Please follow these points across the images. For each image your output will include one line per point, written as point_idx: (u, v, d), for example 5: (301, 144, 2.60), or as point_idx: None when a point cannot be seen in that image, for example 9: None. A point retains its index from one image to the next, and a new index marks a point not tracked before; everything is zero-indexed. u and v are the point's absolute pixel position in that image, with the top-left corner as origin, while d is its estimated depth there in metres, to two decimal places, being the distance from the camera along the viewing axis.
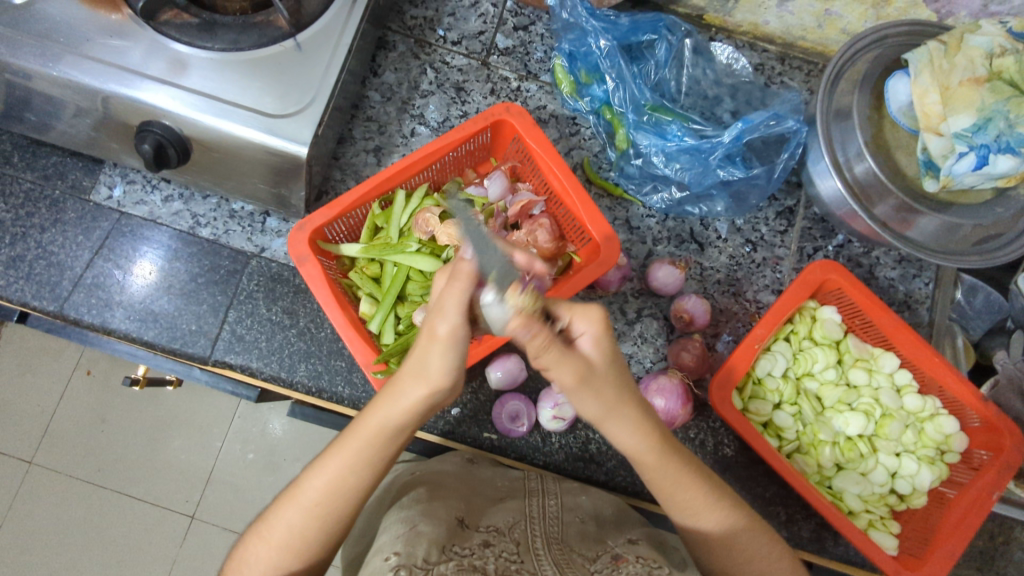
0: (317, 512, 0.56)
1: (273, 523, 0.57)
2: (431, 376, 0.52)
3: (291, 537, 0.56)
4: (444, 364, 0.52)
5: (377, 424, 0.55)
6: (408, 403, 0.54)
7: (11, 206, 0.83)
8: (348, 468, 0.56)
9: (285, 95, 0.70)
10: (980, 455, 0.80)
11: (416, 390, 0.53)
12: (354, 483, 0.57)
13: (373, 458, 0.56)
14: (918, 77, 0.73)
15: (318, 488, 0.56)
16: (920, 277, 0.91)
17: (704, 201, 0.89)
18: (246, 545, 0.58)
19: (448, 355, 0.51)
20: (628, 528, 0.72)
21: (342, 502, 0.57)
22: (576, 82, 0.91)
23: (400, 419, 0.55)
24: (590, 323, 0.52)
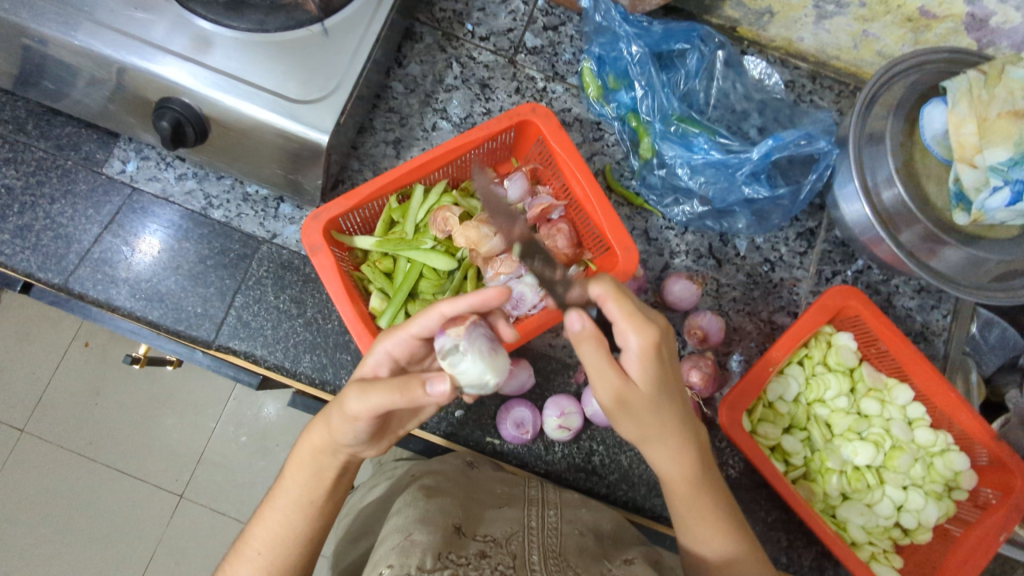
0: (258, 563, 0.57)
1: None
2: (350, 413, 0.52)
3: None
4: (354, 414, 0.51)
5: (299, 460, 0.59)
6: (316, 447, 0.58)
7: (22, 174, 0.81)
8: (279, 516, 0.58)
9: (308, 80, 0.68)
10: (988, 494, 0.79)
11: (325, 434, 0.57)
12: (287, 530, 0.58)
13: (301, 500, 0.59)
14: (955, 106, 0.72)
15: (258, 539, 0.58)
16: (938, 309, 0.89)
17: (725, 217, 0.88)
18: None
19: (344, 421, 0.53)
20: (626, 547, 0.71)
21: (280, 549, 0.58)
22: (603, 86, 0.89)
23: (314, 458, 0.58)
24: (646, 331, 0.49)
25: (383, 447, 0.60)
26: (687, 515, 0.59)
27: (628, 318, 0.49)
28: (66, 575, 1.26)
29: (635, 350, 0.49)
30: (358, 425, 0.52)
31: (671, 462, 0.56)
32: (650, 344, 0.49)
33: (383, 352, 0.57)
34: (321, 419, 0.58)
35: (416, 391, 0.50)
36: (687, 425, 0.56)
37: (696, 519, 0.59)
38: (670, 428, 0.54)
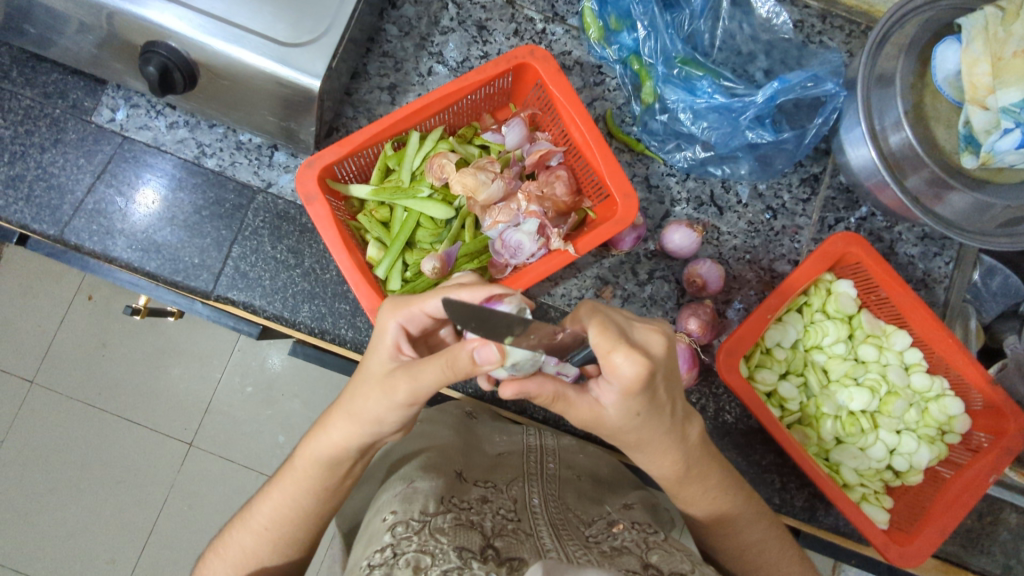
0: (270, 535, 0.60)
1: (231, 546, 0.61)
2: (402, 396, 0.50)
3: (245, 558, 0.60)
4: (409, 396, 0.50)
5: (314, 455, 0.58)
6: (344, 445, 0.56)
7: (10, 123, 0.80)
8: (290, 498, 0.60)
9: (298, 21, 0.66)
10: (980, 438, 0.80)
11: (358, 429, 0.55)
12: (299, 512, 0.60)
13: (313, 488, 0.59)
14: (970, 44, 0.71)
15: (267, 514, 0.60)
16: (941, 256, 0.88)
17: (727, 162, 0.86)
18: (205, 562, 0.63)
19: (391, 406, 0.51)
20: (623, 491, 0.73)
21: (289, 526, 0.60)
22: (604, 27, 0.86)
23: (335, 454, 0.57)
24: (637, 364, 0.46)
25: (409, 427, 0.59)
26: (681, 496, 0.63)
27: (615, 349, 0.46)
28: (83, 518, 1.30)
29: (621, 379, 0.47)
30: (406, 406, 0.51)
31: (660, 464, 0.58)
32: (638, 376, 0.46)
33: (395, 327, 0.53)
34: (344, 408, 0.56)
35: (465, 361, 0.45)
36: (676, 430, 0.55)
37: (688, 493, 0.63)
38: (654, 438, 0.54)
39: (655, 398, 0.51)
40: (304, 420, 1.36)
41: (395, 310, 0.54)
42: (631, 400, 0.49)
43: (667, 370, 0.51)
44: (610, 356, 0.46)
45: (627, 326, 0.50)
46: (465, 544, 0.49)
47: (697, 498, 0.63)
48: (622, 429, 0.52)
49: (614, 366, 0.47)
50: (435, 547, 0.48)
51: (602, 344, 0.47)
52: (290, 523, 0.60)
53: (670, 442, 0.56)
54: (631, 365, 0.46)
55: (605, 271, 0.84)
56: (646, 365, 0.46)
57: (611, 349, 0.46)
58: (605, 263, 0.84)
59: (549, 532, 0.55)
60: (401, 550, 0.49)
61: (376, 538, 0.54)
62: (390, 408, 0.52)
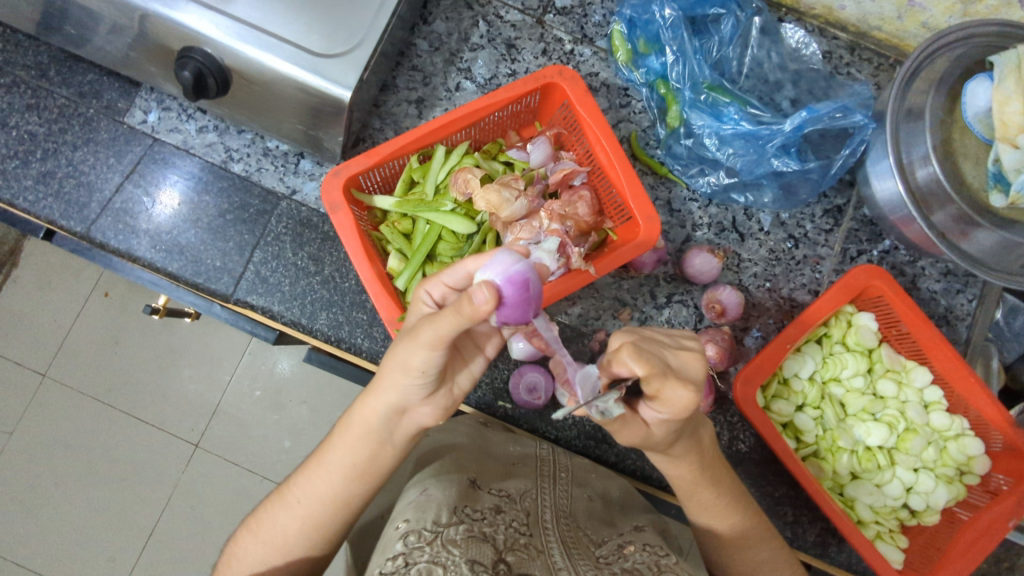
0: (301, 510, 0.58)
1: (265, 522, 0.59)
2: (426, 342, 0.49)
3: (276, 535, 0.58)
4: (432, 338, 0.48)
5: (351, 423, 0.58)
6: (376, 405, 0.56)
7: (44, 120, 0.81)
8: (324, 476, 0.58)
9: (332, 33, 0.67)
10: (999, 480, 0.77)
11: (396, 379, 0.53)
12: (335, 494, 0.58)
13: (349, 466, 0.57)
14: (1001, 83, 0.71)
15: (300, 489, 0.59)
16: (963, 293, 0.87)
17: (751, 190, 0.86)
18: (236, 540, 0.61)
19: (420, 352, 0.50)
20: (634, 514, 0.72)
21: (321, 505, 0.58)
22: (632, 51, 0.86)
23: (368, 411, 0.56)
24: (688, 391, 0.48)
25: (441, 408, 0.57)
26: (690, 502, 0.64)
27: (665, 383, 0.47)
28: (87, 514, 1.30)
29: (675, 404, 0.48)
30: (435, 353, 0.50)
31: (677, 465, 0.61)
32: (689, 402, 0.48)
33: (425, 298, 0.55)
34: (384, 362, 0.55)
35: (468, 308, 0.45)
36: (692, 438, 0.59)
37: (697, 505, 0.64)
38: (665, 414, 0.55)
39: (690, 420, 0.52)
40: (310, 426, 1.36)
41: (433, 278, 0.56)
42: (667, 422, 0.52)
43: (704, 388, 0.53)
44: (660, 391, 0.48)
45: (669, 355, 0.51)
46: (479, 558, 0.48)
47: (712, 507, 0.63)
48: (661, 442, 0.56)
49: (664, 396, 0.48)
50: (447, 558, 0.47)
51: (653, 381, 0.47)
52: (319, 506, 0.58)
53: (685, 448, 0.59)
54: (680, 395, 0.47)
55: (623, 293, 0.84)
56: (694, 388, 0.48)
57: (661, 386, 0.48)
58: (623, 284, 0.84)
59: (561, 551, 0.55)
60: (413, 561, 0.48)
61: (387, 546, 0.53)
62: (420, 357, 0.51)
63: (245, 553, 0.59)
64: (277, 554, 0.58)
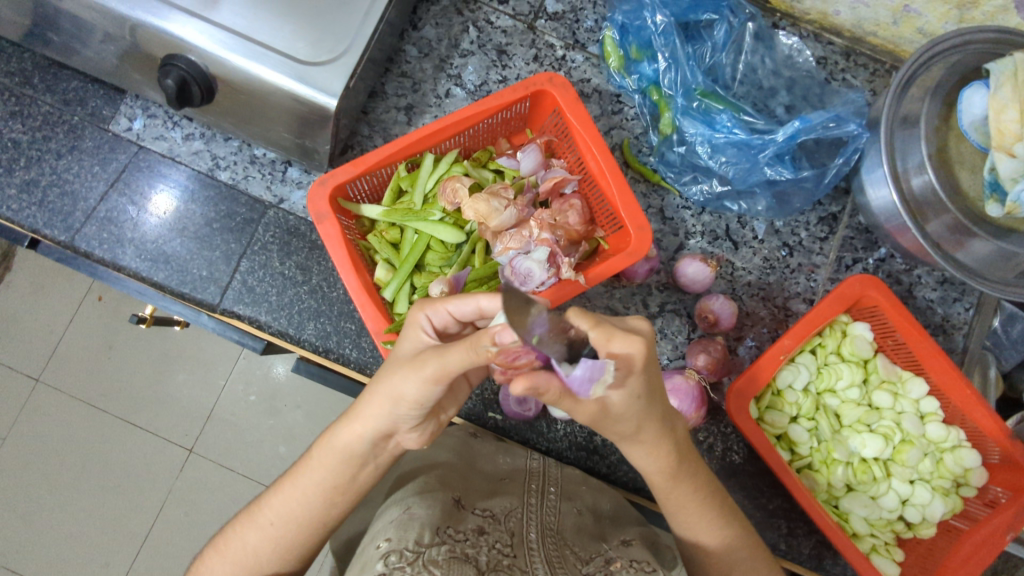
0: (272, 533, 0.57)
1: (234, 541, 0.58)
2: (429, 375, 0.48)
3: (245, 554, 0.57)
4: (437, 373, 0.48)
5: (330, 447, 0.56)
6: (361, 430, 0.54)
7: (28, 128, 0.80)
8: (300, 496, 0.57)
9: (318, 40, 0.66)
10: (996, 492, 0.77)
11: (386, 409, 0.52)
12: (313, 513, 0.57)
13: (328, 487, 0.56)
14: (998, 90, 0.70)
15: (273, 508, 0.58)
16: (961, 301, 0.86)
17: (744, 198, 0.85)
18: (205, 556, 0.59)
19: (418, 385, 0.49)
20: (624, 527, 0.71)
21: (293, 528, 0.57)
22: (625, 57, 0.86)
23: (352, 437, 0.55)
24: (631, 343, 0.46)
25: (427, 432, 0.57)
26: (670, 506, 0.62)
27: (611, 335, 0.47)
28: (79, 521, 1.29)
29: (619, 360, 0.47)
30: (436, 388, 0.49)
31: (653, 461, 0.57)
32: (634, 357, 0.47)
33: (422, 324, 0.54)
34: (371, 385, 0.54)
35: (485, 347, 0.44)
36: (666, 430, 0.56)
37: (678, 508, 0.61)
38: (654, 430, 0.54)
39: (652, 383, 0.51)
40: (305, 432, 1.35)
41: (425, 304, 0.55)
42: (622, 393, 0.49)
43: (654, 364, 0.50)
44: (607, 343, 0.47)
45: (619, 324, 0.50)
46: None
47: (698, 520, 0.62)
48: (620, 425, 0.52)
49: (610, 351, 0.47)
50: None
51: (599, 337, 0.47)
52: (290, 527, 0.57)
53: (659, 438, 0.55)
54: (626, 347, 0.47)
55: (615, 302, 0.83)
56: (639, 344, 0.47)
57: (608, 336, 0.47)
58: (615, 293, 0.83)
59: (545, 570, 0.54)
60: None
61: (368, 565, 0.51)
62: (416, 388, 0.50)
63: (213, 572, 0.57)
64: (244, 573, 0.57)
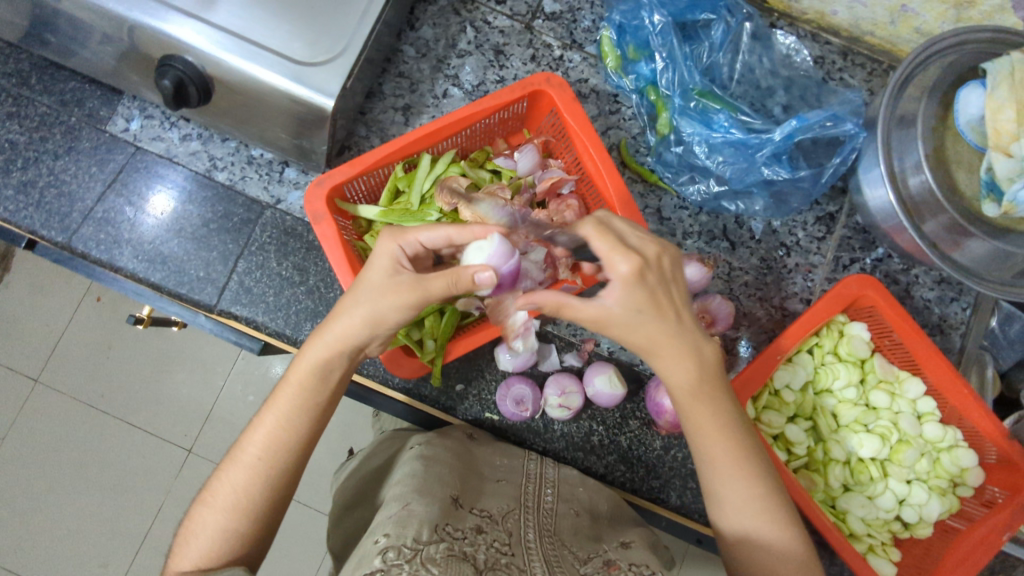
0: (261, 464, 0.56)
1: (218, 487, 0.55)
2: (413, 300, 0.56)
3: (234, 493, 0.54)
4: (421, 297, 0.56)
5: (310, 365, 0.58)
6: (339, 350, 0.58)
7: (25, 129, 0.80)
8: (285, 419, 0.57)
9: (315, 41, 0.66)
10: (993, 492, 0.77)
11: (361, 330, 0.57)
12: (302, 432, 0.57)
13: (314, 405, 0.58)
14: (994, 90, 0.70)
15: (256, 443, 0.56)
16: (958, 301, 0.87)
17: (742, 198, 0.84)
18: (191, 517, 0.55)
19: (400, 307, 0.56)
20: (621, 527, 0.71)
21: (285, 451, 0.56)
22: (622, 57, 0.86)
23: (329, 355, 0.58)
24: (629, 257, 0.55)
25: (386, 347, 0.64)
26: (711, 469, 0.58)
27: (612, 252, 0.56)
28: (79, 520, 1.29)
29: (619, 275, 0.55)
30: (412, 311, 0.57)
31: (676, 372, 0.57)
32: (633, 270, 0.55)
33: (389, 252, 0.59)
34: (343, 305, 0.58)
35: (466, 280, 0.56)
36: (685, 335, 0.57)
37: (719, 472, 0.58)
38: None
39: (658, 303, 0.56)
40: None
41: (397, 235, 0.60)
42: (630, 297, 0.55)
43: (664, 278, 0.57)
44: (610, 257, 0.56)
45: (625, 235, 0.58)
46: None
47: (727, 470, 0.58)
48: (629, 334, 0.57)
49: (614, 265, 0.56)
50: None
51: (604, 251, 0.56)
52: (281, 449, 0.56)
53: (681, 352, 0.57)
54: (625, 261, 0.55)
55: None
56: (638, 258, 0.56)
57: (611, 257, 0.56)
58: None
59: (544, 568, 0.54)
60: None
61: (364, 560, 0.51)
62: (394, 310, 0.56)
63: (201, 525, 0.54)
64: (238, 513, 0.54)
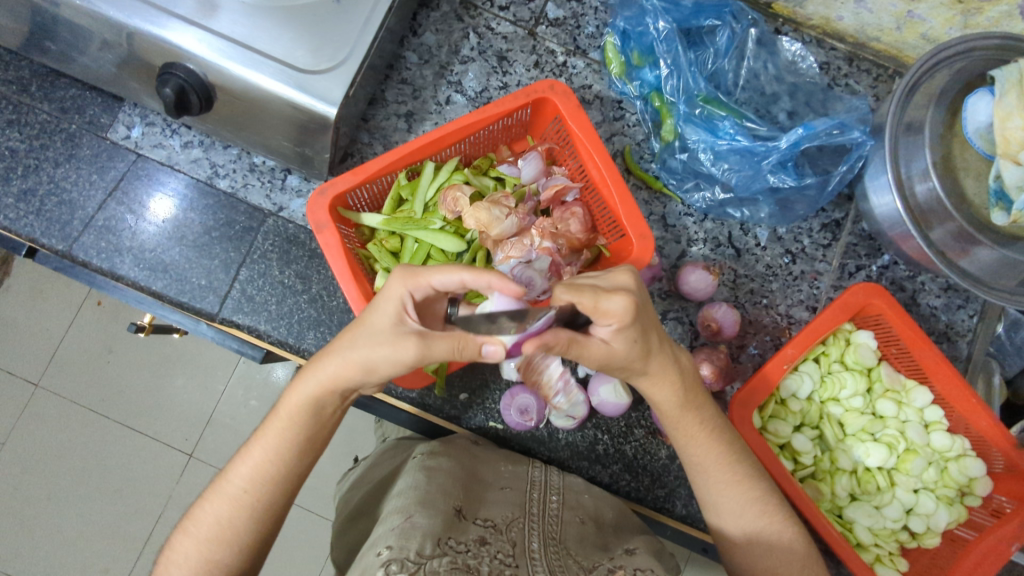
0: (245, 500, 0.56)
1: (200, 518, 0.56)
2: (410, 359, 0.52)
3: (218, 526, 0.56)
4: (418, 357, 0.52)
5: (301, 403, 0.57)
6: (332, 389, 0.56)
7: (26, 136, 0.80)
8: (273, 456, 0.57)
9: (317, 48, 0.65)
10: (1001, 501, 0.76)
11: (355, 375, 0.55)
12: (285, 472, 0.58)
13: (301, 439, 0.58)
14: (1003, 98, 0.69)
15: (242, 475, 0.57)
16: (964, 309, 0.86)
17: (747, 205, 0.84)
18: (173, 539, 0.57)
19: (397, 361, 0.53)
20: (626, 536, 0.71)
21: (267, 488, 0.57)
22: (626, 63, 0.85)
23: (321, 392, 0.56)
24: (619, 296, 0.52)
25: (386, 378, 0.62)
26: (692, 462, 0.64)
27: (601, 300, 0.52)
28: (79, 526, 1.28)
29: (611, 320, 0.53)
30: (408, 366, 0.54)
31: (664, 391, 0.60)
32: (627, 310, 0.52)
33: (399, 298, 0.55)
34: (341, 345, 0.55)
35: (471, 351, 0.52)
36: (668, 353, 0.60)
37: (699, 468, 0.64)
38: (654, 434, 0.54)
39: (645, 325, 0.56)
40: None
41: (407, 279, 0.55)
42: (623, 333, 0.54)
43: (643, 301, 0.57)
44: (598, 307, 0.52)
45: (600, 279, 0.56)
46: None
47: (722, 477, 0.63)
48: (624, 362, 0.56)
49: (607, 310, 0.52)
50: None
51: (589, 304, 0.52)
52: (268, 485, 0.57)
53: (664, 366, 0.59)
54: (616, 305, 0.52)
55: None
56: (628, 296, 0.53)
57: (600, 302, 0.52)
58: None
59: None
60: None
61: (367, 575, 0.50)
62: (389, 362, 0.53)
63: (184, 555, 0.55)
64: (219, 546, 0.55)
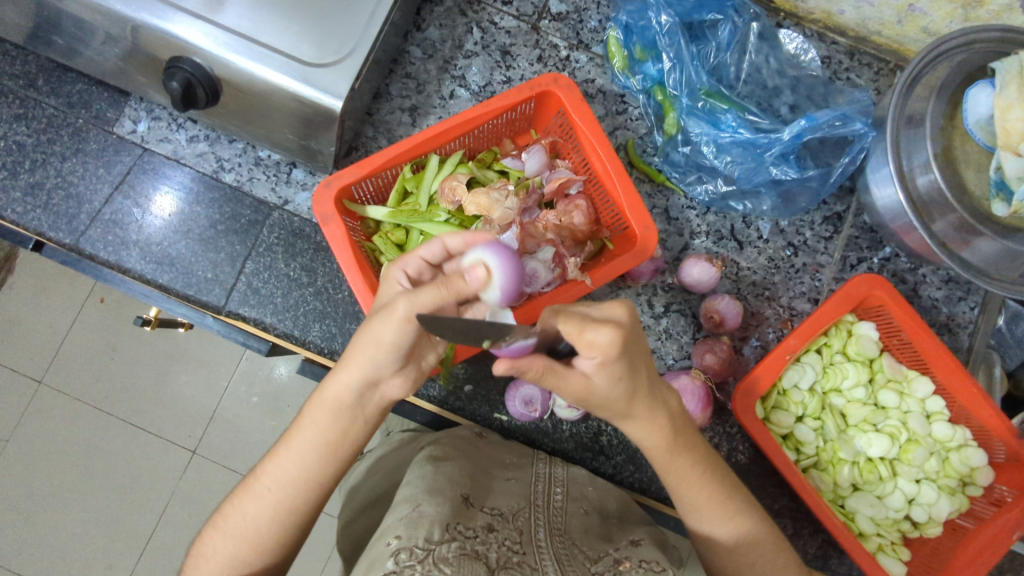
0: (270, 501, 0.57)
1: (232, 516, 0.57)
2: (402, 319, 0.49)
3: (244, 525, 0.56)
4: (411, 317, 0.49)
5: (320, 404, 0.56)
6: (343, 380, 0.54)
7: (33, 131, 0.80)
8: (295, 458, 0.57)
9: (323, 42, 0.66)
10: (1002, 491, 0.76)
11: (363, 356, 0.53)
12: (304, 474, 0.57)
13: (322, 443, 0.57)
14: (1004, 90, 0.70)
15: (269, 476, 0.58)
16: (965, 301, 0.86)
17: (749, 198, 0.84)
18: (205, 538, 0.59)
19: (393, 333, 0.50)
20: (632, 527, 0.71)
21: (292, 490, 0.57)
22: (629, 57, 0.86)
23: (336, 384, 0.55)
24: (607, 327, 0.48)
25: (409, 378, 0.58)
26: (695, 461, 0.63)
27: (585, 328, 0.47)
28: (83, 522, 1.29)
29: (593, 353, 0.48)
30: (405, 330, 0.50)
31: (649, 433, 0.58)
32: (613, 342, 0.48)
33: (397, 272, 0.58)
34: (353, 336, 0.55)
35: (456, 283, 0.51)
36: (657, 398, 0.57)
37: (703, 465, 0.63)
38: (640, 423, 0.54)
39: (633, 362, 0.52)
40: None
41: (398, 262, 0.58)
42: (610, 367, 0.50)
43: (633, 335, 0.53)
44: (582, 335, 0.47)
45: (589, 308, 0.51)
46: None
47: (715, 514, 0.62)
48: (611, 399, 0.53)
49: (591, 340, 0.47)
50: None
51: (572, 330, 0.47)
52: (296, 484, 0.57)
53: (652, 411, 0.56)
54: (602, 337, 0.47)
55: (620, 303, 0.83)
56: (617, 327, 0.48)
57: (583, 328, 0.47)
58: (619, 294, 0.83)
59: (556, 568, 0.54)
60: None
61: (377, 563, 0.50)
62: (388, 333, 0.50)
63: (212, 553, 0.57)
64: (245, 544, 0.56)
